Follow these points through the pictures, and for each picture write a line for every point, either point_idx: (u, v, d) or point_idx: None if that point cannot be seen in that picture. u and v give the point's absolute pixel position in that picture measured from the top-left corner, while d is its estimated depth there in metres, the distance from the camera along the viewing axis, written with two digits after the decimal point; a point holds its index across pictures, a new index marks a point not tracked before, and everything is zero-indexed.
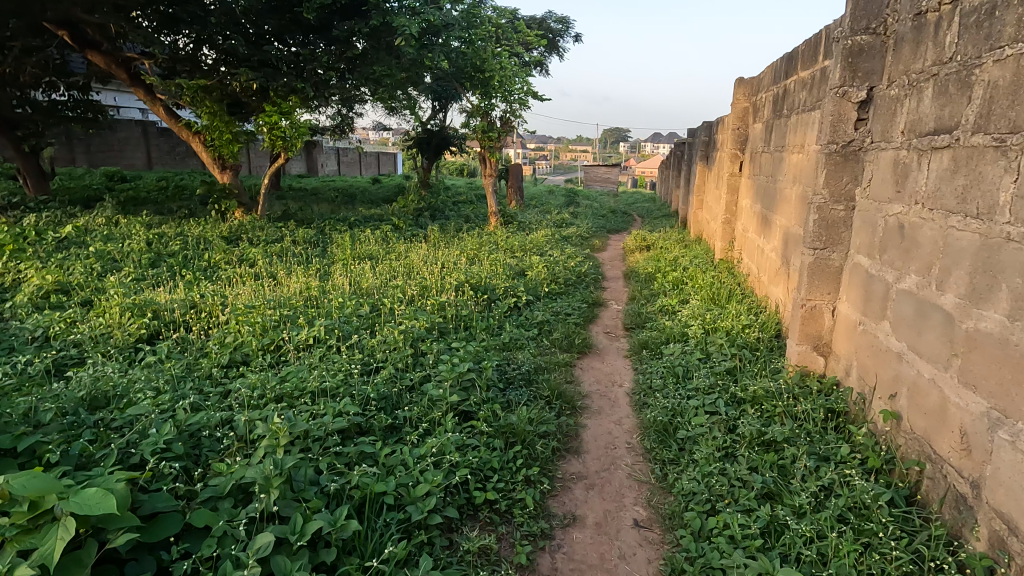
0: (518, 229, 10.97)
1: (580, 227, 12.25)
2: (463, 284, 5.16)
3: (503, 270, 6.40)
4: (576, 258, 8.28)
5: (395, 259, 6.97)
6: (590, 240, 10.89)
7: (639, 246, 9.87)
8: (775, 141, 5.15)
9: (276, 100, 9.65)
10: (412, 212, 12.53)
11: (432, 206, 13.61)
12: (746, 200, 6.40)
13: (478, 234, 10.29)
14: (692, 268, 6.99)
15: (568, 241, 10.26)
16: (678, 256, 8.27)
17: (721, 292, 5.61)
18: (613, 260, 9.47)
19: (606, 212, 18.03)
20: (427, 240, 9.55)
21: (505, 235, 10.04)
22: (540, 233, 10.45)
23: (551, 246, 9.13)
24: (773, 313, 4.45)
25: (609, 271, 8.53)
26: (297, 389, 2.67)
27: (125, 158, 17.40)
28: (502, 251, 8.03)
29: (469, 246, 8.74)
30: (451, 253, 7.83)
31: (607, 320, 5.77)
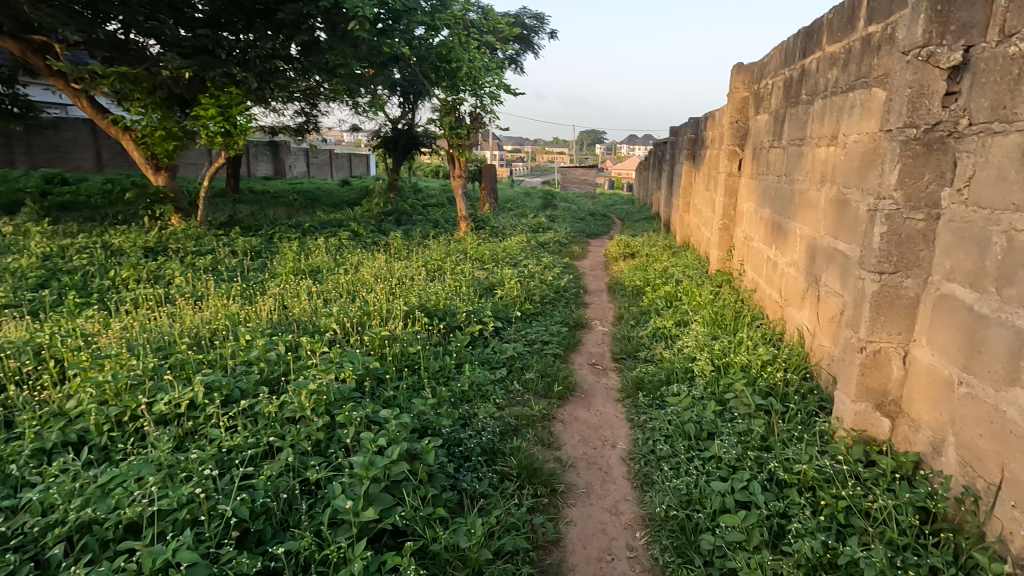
0: (491, 236, 10.06)
1: (558, 233, 11.36)
2: (416, 309, 4.19)
3: (470, 288, 5.45)
4: (556, 269, 7.38)
5: (344, 275, 5.97)
6: (569, 247, 10.01)
7: (622, 253, 9.00)
8: (790, 133, 4.30)
9: (214, 92, 8.53)
10: (375, 217, 11.49)
11: (398, 210, 12.59)
12: (747, 203, 5.56)
13: (446, 241, 9.32)
14: (686, 281, 6.14)
15: (544, 249, 9.36)
16: (667, 265, 7.43)
17: (724, 313, 4.76)
18: (595, 270, 8.59)
19: (585, 214, 17.22)
20: (388, 249, 8.55)
21: (476, 243, 9.09)
22: (515, 240, 9.54)
23: (527, 254, 8.24)
24: (799, 345, 3.59)
25: (591, 282, 7.65)
26: (113, 518, 1.68)
27: (72, 159, 15.95)
28: (471, 262, 7.09)
29: (434, 256, 7.77)
30: (412, 265, 6.84)
31: (592, 347, 4.88)
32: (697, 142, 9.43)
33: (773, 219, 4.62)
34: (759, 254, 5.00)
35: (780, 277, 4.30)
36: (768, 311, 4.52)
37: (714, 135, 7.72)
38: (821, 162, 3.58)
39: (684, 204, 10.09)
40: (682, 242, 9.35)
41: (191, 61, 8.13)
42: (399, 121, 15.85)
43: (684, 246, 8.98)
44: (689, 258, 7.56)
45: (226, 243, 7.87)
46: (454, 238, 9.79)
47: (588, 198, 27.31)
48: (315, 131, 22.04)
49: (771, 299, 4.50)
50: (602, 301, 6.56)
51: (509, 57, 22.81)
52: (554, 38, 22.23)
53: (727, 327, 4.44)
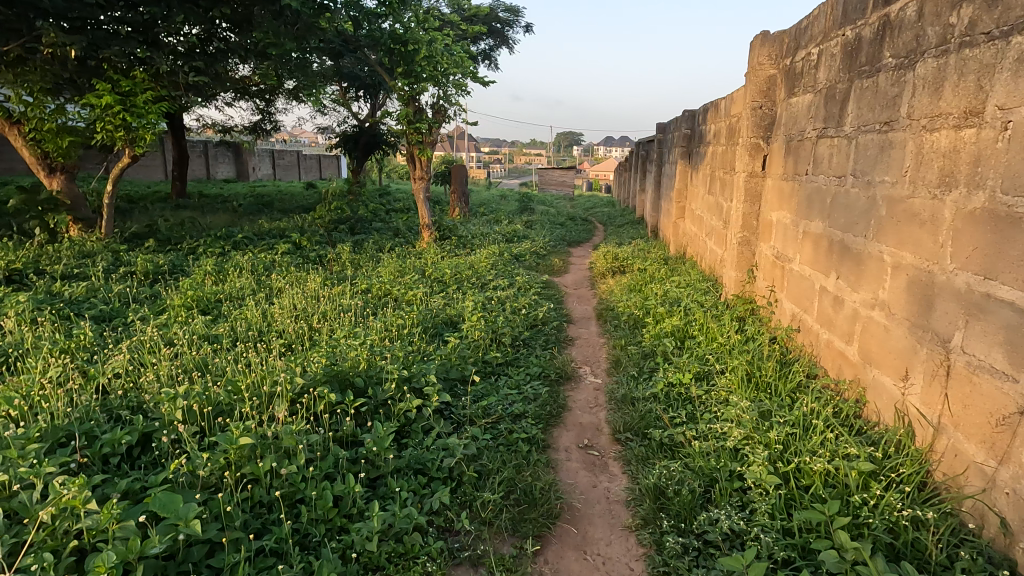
0: (458, 248, 8.66)
1: (537, 241, 10.03)
2: (323, 377, 2.79)
3: (416, 328, 4.08)
4: (532, 292, 6.01)
5: (253, 308, 4.53)
6: (548, 260, 8.67)
7: (610, 268, 7.68)
8: (858, 115, 3.04)
9: (113, 76, 6.99)
10: (324, 227, 9.99)
11: (353, 218, 11.09)
12: (778, 212, 4.30)
13: (405, 255, 7.93)
14: (696, 310, 4.84)
15: (520, 264, 8.00)
16: (666, 285, 6.14)
17: (762, 367, 3.48)
18: (578, 288, 7.25)
19: (565, 219, 15.94)
20: (333, 266, 7.12)
21: (438, 258, 7.69)
22: (486, 252, 8.15)
23: (500, 272, 6.87)
24: (909, 441, 2.31)
25: (576, 305, 6.33)
26: None
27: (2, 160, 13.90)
28: (427, 286, 5.67)
29: (384, 277, 6.34)
30: (352, 293, 5.40)
31: (582, 412, 3.55)
32: (694, 139, 8.18)
33: (828, 237, 3.35)
34: (801, 282, 3.74)
35: (846, 321, 3.04)
36: (826, 366, 3.25)
37: (720, 130, 6.47)
38: (939, 156, 2.32)
39: (679, 211, 8.83)
40: (678, 256, 8.09)
41: (78, 36, 6.48)
42: (360, 117, 14.33)
43: (682, 260, 7.70)
44: (692, 276, 6.27)
45: (123, 263, 6.34)
46: (413, 250, 8.35)
47: (566, 201, 26.08)
48: (273, 130, 20.32)
49: (830, 350, 3.22)
50: (590, 334, 5.22)
51: (481, 52, 21.49)
52: (530, 32, 20.91)
53: (772, 394, 3.15)
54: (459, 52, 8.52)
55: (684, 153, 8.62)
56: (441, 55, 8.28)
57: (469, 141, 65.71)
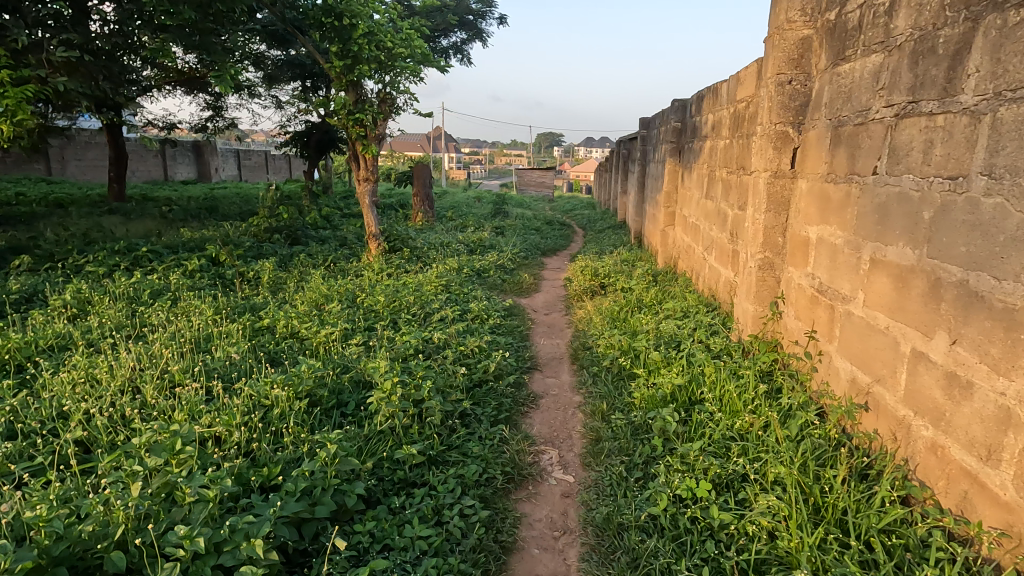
0: (409, 262, 7.30)
1: (506, 251, 8.73)
2: (32, 568, 1.45)
3: (297, 407, 2.75)
4: (488, 327, 4.69)
5: (73, 368, 3.15)
6: (516, 276, 7.36)
7: (587, 287, 6.41)
8: (999, 75, 1.80)
9: None
10: (257, 237, 8.55)
11: (295, 224, 9.64)
12: (819, 228, 3.05)
13: (342, 275, 6.58)
14: (701, 358, 3.60)
15: (482, 283, 6.68)
16: (658, 313, 4.88)
17: (822, 477, 2.23)
18: (549, 313, 5.94)
19: (542, 224, 14.67)
20: (246, 290, 5.75)
21: (381, 278, 6.32)
22: (441, 268, 6.82)
23: (453, 296, 5.53)
24: None
25: (545, 338, 5.04)
26: None
27: None
28: (348, 322, 4.31)
29: (300, 308, 4.97)
30: (243, 337, 4.02)
31: (541, 552, 2.25)
32: (687, 132, 6.93)
33: (927, 274, 2.11)
34: (869, 336, 2.50)
35: (980, 423, 1.80)
36: (932, 485, 2.02)
37: (723, 120, 5.22)
38: None
39: (668, 218, 7.59)
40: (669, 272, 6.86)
41: None
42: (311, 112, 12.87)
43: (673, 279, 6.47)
44: (688, 303, 5.01)
45: None
46: (353, 267, 6.98)
47: (544, 203, 24.80)
48: (225, 128, 18.68)
49: (939, 460, 1.99)
50: (561, 386, 3.92)
51: (451, 45, 20.08)
52: (503, 24, 19.54)
53: (851, 543, 1.90)
54: (407, 29, 7.07)
55: (674, 148, 7.36)
56: (385, 32, 6.84)
57: (447, 141, 64.14)
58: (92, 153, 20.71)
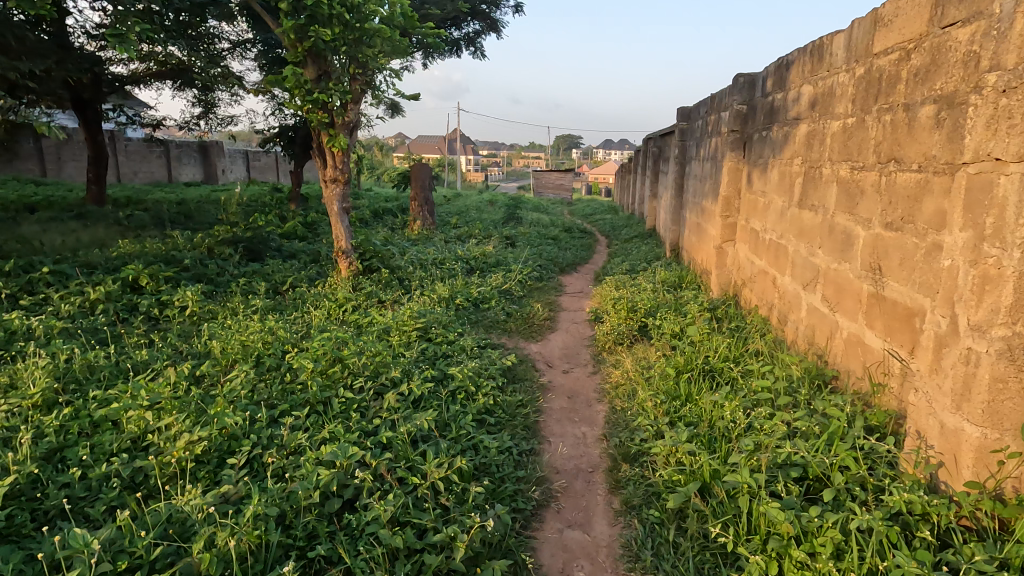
0: (385, 287, 5.58)
1: (515, 269, 6.99)
2: None
3: None
4: (472, 416, 2.95)
5: None
6: (525, 308, 5.61)
7: (622, 328, 4.66)
8: None
9: None
10: (208, 253, 6.93)
11: (263, 234, 8.00)
12: None
13: (292, 310, 4.92)
14: (879, 544, 1.80)
15: (478, 322, 4.93)
16: (743, 392, 3.10)
17: None
18: (569, 371, 4.19)
19: (562, 232, 12.88)
20: (142, 337, 4.11)
21: (338, 321, 4.61)
22: (425, 300, 5.09)
23: (430, 352, 3.80)
24: None
25: (563, 424, 3.29)
26: None
27: None
28: (236, 419, 2.59)
29: (190, 379, 3.27)
30: (41, 455, 2.35)
31: None
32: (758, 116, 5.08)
33: None
34: None
35: None
36: None
37: (841, 87, 3.40)
38: None
39: (726, 232, 5.75)
40: (732, 309, 5.02)
41: None
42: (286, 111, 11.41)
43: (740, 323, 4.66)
44: (788, 378, 3.21)
45: None
46: (312, 297, 5.31)
47: (562, 207, 23.01)
48: (219, 127, 17.21)
49: None
50: (590, 555, 2.19)
51: (462, 35, 18.33)
52: (520, 12, 17.71)
53: None
54: None
55: (737, 139, 5.51)
56: None
57: (464, 142, 62.67)
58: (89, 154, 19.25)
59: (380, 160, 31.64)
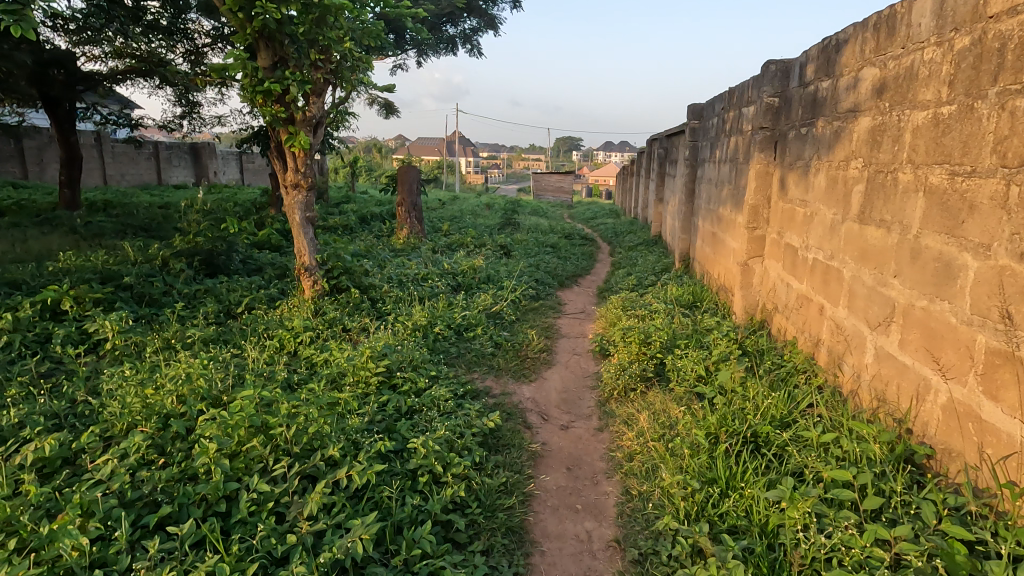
0: (353, 313, 4.75)
1: (508, 285, 6.15)
2: None
3: None
4: (431, 522, 2.16)
5: None
6: (517, 336, 4.77)
7: (632, 366, 3.83)
8: None
9: None
10: (159, 268, 6.10)
11: (228, 244, 7.16)
12: None
13: (235, 346, 4.09)
14: None
15: (459, 358, 4.09)
16: (807, 482, 2.27)
17: None
18: (568, 426, 3.36)
19: (562, 239, 12.06)
20: (31, 384, 3.28)
21: (287, 362, 3.78)
22: (397, 330, 4.26)
23: (389, 409, 2.97)
24: None
25: (558, 518, 2.48)
26: None
27: None
28: (80, 544, 1.79)
29: (61, 456, 2.46)
30: None
31: None
32: (796, 110, 4.25)
33: None
34: None
35: None
36: None
37: (932, 64, 2.55)
38: None
39: (753, 246, 4.91)
40: (765, 343, 4.19)
41: None
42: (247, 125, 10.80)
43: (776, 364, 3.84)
44: (862, 459, 2.39)
45: None
46: (264, 325, 4.49)
47: (562, 211, 22.14)
48: (202, 128, 16.39)
49: None
50: None
51: (459, 32, 17.38)
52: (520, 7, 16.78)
53: None
54: None
55: (767, 138, 4.69)
56: None
57: (463, 143, 61.84)
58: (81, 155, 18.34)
59: (376, 162, 30.80)
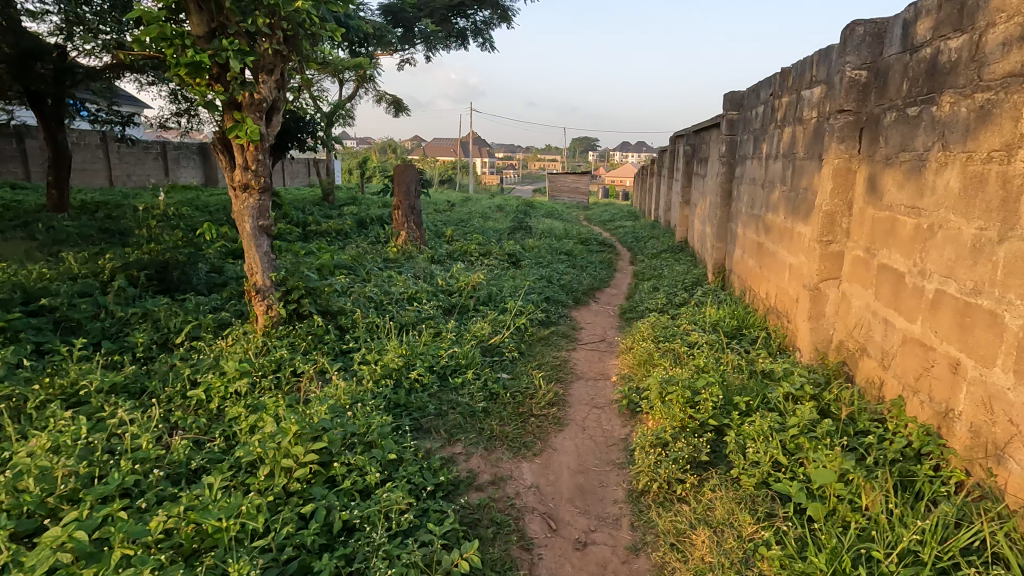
0: (311, 351, 3.74)
1: (513, 307, 5.09)
2: None
3: None
4: None
5: None
6: (518, 379, 3.72)
7: (677, 441, 2.75)
8: None
9: None
10: (99, 282, 5.14)
11: (191, 252, 6.19)
12: None
13: (144, 404, 3.08)
14: None
15: (437, 420, 3.05)
16: None
17: None
18: (586, 542, 2.31)
19: (578, 246, 10.97)
20: None
21: (204, 433, 2.78)
22: (360, 381, 3.23)
23: (312, 532, 1.95)
24: None
25: None
26: None
27: None
28: None
29: None
30: None
31: None
32: (900, 84, 3.12)
33: None
34: None
35: None
36: None
37: None
38: None
39: (828, 265, 3.78)
40: (855, 403, 3.08)
41: None
42: None
43: (879, 440, 2.74)
44: None
45: None
46: (195, 369, 3.50)
47: (579, 214, 20.96)
48: (201, 126, 15.49)
49: None
50: None
51: (471, 25, 16.23)
52: None
53: None
54: None
55: (850, 123, 3.55)
56: None
57: (478, 144, 60.82)
58: (79, 154, 16.86)
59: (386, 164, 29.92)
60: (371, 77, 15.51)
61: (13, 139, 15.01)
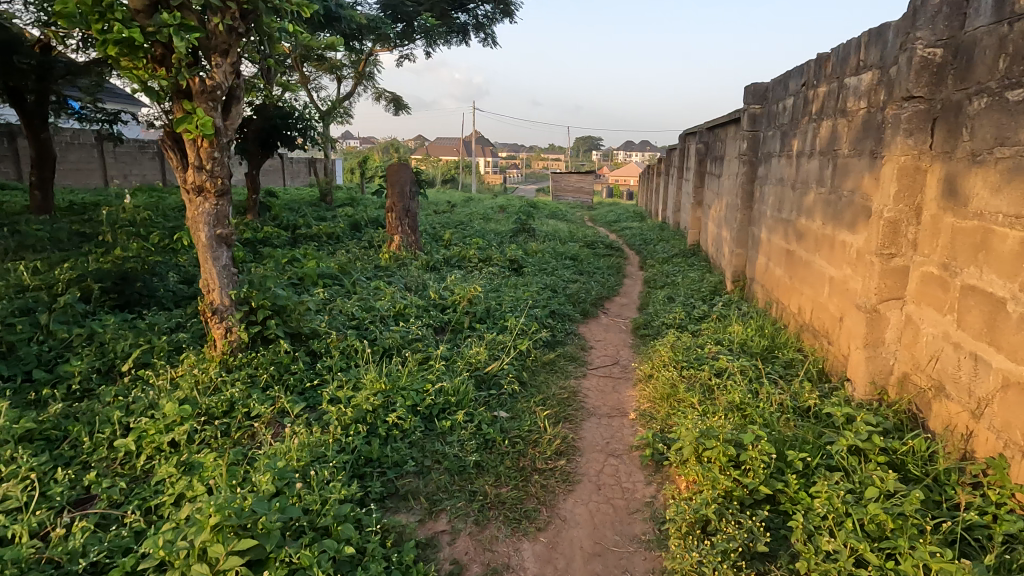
0: (274, 386, 3.16)
1: (514, 326, 4.49)
2: None
3: None
4: None
5: None
6: (519, 420, 3.12)
7: (724, 521, 2.14)
8: None
9: None
10: (48, 296, 4.55)
11: (159, 261, 5.59)
12: None
13: (59, 463, 2.49)
14: None
15: (416, 482, 2.47)
16: None
17: None
18: None
19: (584, 250, 10.36)
20: None
21: (126, 507, 2.21)
22: (326, 430, 2.64)
23: None
24: None
25: None
26: None
27: None
28: None
29: None
30: None
31: None
32: (995, 63, 2.50)
33: None
34: None
35: None
36: None
37: None
38: None
39: (889, 284, 3.16)
40: (937, 461, 2.49)
41: None
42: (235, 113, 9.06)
43: (981, 518, 2.14)
44: None
45: None
46: (131, 410, 2.91)
47: (584, 214, 20.38)
48: None
49: None
50: None
51: (473, 20, 15.64)
52: None
53: None
54: None
55: (920, 114, 2.94)
56: None
57: (481, 143, 60.26)
58: (72, 154, 16.10)
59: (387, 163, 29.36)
60: (369, 74, 14.92)
61: (6, 139, 14.36)
